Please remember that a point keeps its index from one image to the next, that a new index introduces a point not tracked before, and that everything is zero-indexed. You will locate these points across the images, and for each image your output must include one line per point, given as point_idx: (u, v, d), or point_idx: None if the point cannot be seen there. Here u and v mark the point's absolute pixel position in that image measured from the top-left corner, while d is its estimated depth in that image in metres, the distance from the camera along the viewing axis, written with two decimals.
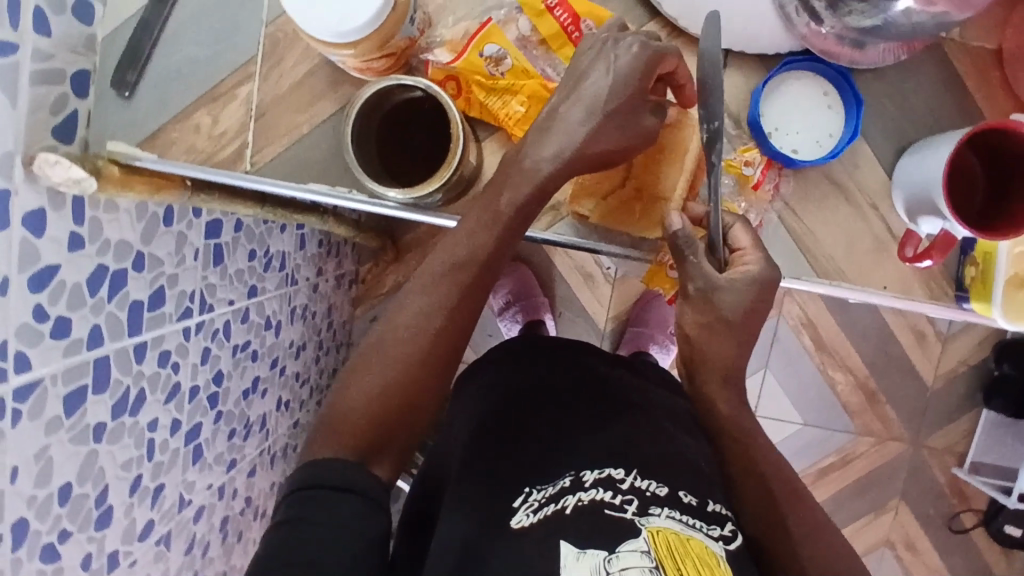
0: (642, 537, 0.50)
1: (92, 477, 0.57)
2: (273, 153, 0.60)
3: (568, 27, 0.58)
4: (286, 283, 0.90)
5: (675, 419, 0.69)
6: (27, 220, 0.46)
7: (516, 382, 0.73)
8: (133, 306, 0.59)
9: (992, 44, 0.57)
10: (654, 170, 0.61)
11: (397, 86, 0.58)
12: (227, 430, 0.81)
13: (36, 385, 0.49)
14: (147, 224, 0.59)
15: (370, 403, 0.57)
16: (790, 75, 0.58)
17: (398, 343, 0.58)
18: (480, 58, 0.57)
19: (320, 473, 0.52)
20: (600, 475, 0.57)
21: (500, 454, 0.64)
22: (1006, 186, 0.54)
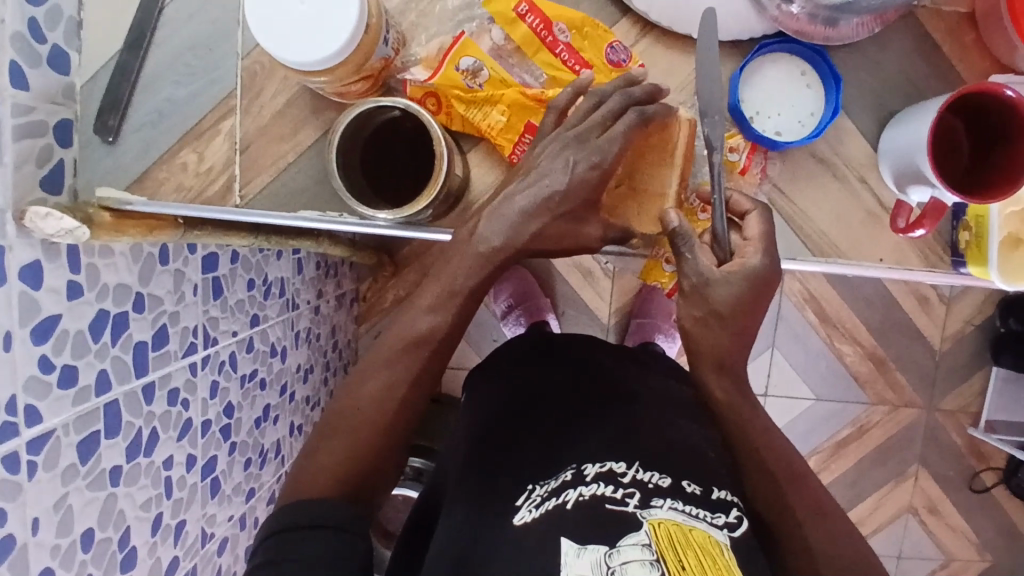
0: (643, 529, 0.50)
1: (112, 520, 0.58)
2: (262, 184, 0.61)
3: (540, 32, 0.58)
4: (287, 309, 0.91)
5: (679, 409, 0.69)
6: (25, 274, 0.46)
7: (523, 387, 0.74)
8: (137, 347, 0.59)
9: (964, 8, 0.57)
10: (643, 168, 0.58)
11: (377, 107, 0.58)
12: (242, 460, 0.81)
13: (49, 436, 0.50)
14: (144, 265, 0.59)
15: (362, 427, 0.58)
16: (767, 58, 0.58)
17: (383, 374, 0.59)
18: (457, 71, 0.57)
19: (293, 517, 0.53)
20: (601, 468, 0.58)
21: (505, 457, 0.65)
22: (992, 147, 0.54)
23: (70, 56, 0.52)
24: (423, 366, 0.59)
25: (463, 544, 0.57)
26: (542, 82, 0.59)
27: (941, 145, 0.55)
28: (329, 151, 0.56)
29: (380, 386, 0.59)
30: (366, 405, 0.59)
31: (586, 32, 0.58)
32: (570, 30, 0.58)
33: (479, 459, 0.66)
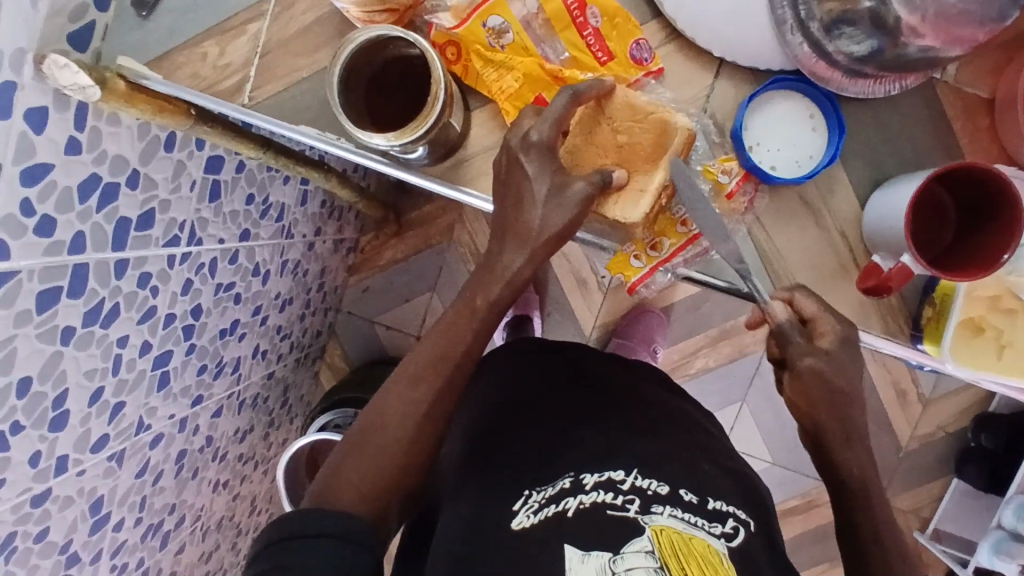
0: (647, 536, 0.52)
1: (53, 377, 0.60)
2: (272, 91, 0.61)
3: (573, 11, 0.58)
4: (280, 235, 0.92)
5: (675, 422, 0.71)
6: (30, 116, 0.48)
7: (521, 392, 0.75)
8: (120, 222, 0.61)
9: (986, 92, 0.58)
10: (636, 164, 0.58)
11: (392, 39, 0.56)
12: (197, 364, 0.83)
13: (13, 276, 0.51)
14: (147, 145, 0.61)
15: (406, 421, 0.58)
16: (777, 94, 0.59)
17: (409, 384, 0.58)
18: (482, 28, 0.58)
19: (304, 520, 0.50)
20: (600, 477, 0.59)
21: (503, 459, 0.67)
22: (982, 216, 0.52)
23: None
24: (454, 365, 0.59)
25: (464, 534, 0.59)
26: (561, 60, 0.59)
27: (919, 210, 0.54)
28: (332, 67, 0.54)
29: (408, 394, 0.58)
30: (386, 416, 0.58)
31: (617, 22, 0.58)
32: (601, 15, 0.58)
33: (478, 456, 0.68)
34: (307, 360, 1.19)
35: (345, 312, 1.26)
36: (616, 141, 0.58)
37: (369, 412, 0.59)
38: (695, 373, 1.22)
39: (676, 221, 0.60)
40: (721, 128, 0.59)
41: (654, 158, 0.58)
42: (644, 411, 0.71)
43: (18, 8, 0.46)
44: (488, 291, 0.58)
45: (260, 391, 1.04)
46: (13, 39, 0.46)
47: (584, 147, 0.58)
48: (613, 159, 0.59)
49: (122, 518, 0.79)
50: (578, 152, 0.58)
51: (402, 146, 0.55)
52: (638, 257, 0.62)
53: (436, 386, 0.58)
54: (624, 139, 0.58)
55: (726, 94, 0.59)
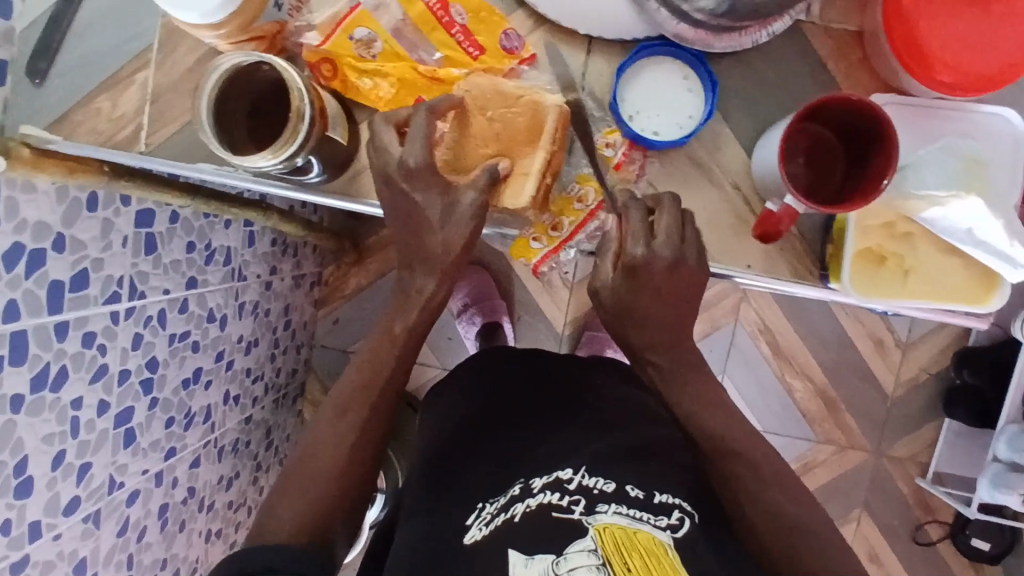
0: (590, 536, 0.50)
1: (10, 445, 0.60)
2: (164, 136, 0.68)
3: (437, 12, 0.61)
4: (232, 279, 0.93)
5: (630, 419, 0.70)
6: None
7: (479, 405, 0.75)
8: (52, 285, 0.62)
9: (853, 28, 0.65)
10: (518, 149, 0.61)
11: (258, 65, 0.58)
12: (164, 417, 0.83)
13: None
14: (69, 208, 0.62)
15: (343, 450, 0.60)
16: (652, 60, 0.63)
17: (338, 415, 0.62)
18: (350, 40, 0.61)
19: (243, 555, 0.51)
20: (549, 479, 0.59)
21: (458, 476, 0.66)
22: (860, 137, 0.55)
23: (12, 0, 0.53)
24: (379, 392, 0.64)
25: (415, 557, 0.57)
26: (435, 60, 0.63)
27: (807, 156, 0.57)
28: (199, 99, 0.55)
29: (339, 424, 0.61)
30: (319, 449, 0.60)
31: (482, 16, 0.62)
32: (466, 13, 0.62)
33: (433, 479, 0.67)
34: (286, 401, 1.20)
35: (319, 348, 1.27)
36: (493, 131, 0.61)
37: (303, 449, 0.60)
38: None
39: (572, 199, 0.66)
40: (601, 102, 0.64)
41: (533, 140, 0.61)
42: (600, 413, 0.71)
43: None
44: (404, 319, 0.66)
45: (240, 436, 1.04)
46: None
47: (464, 142, 0.61)
48: (495, 148, 0.61)
49: None
50: (459, 155, 0.61)
51: (283, 163, 0.57)
52: (539, 238, 0.69)
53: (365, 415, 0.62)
54: (498, 124, 0.61)
55: (601, 70, 0.64)
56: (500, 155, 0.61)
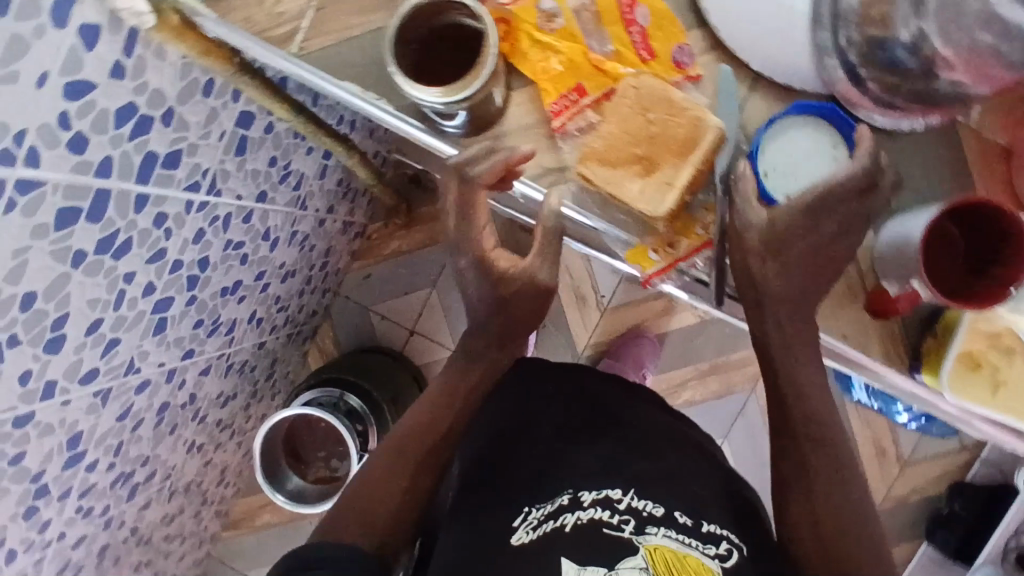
0: (641, 554, 0.53)
1: (57, 298, 0.60)
2: (319, 45, 0.62)
3: (623, 7, 0.60)
4: (294, 205, 0.93)
5: (683, 444, 0.69)
6: (83, 31, 0.50)
7: (513, 397, 0.73)
8: (147, 156, 0.61)
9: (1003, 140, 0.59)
10: (668, 160, 0.59)
11: (450, 5, 0.58)
12: (195, 317, 0.83)
13: (39, 186, 0.52)
14: (186, 86, 0.62)
15: (403, 470, 0.66)
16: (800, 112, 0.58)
17: (403, 440, 0.68)
18: (535, 9, 0.60)
19: (301, 555, 0.56)
20: (598, 495, 0.59)
21: (499, 472, 0.65)
22: (999, 238, 0.56)
23: None
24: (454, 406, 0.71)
25: (464, 554, 0.58)
26: (605, 52, 0.61)
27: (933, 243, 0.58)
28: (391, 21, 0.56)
29: (403, 449, 0.67)
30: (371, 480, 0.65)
31: (663, 24, 0.60)
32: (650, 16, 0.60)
33: (473, 475, 0.66)
34: (297, 338, 1.19)
35: (343, 297, 1.26)
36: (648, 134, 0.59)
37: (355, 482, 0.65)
38: (681, 404, 1.22)
39: (695, 224, 0.62)
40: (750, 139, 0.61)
41: (685, 156, 0.58)
42: (648, 431, 0.70)
43: None
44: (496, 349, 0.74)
45: (249, 359, 1.03)
46: None
47: (616, 135, 0.60)
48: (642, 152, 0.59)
49: (96, 459, 0.79)
50: (597, 154, 0.60)
51: (445, 106, 0.57)
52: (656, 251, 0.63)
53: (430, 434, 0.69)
54: (656, 129, 0.59)
55: (758, 109, 0.60)
56: (645, 158, 0.60)
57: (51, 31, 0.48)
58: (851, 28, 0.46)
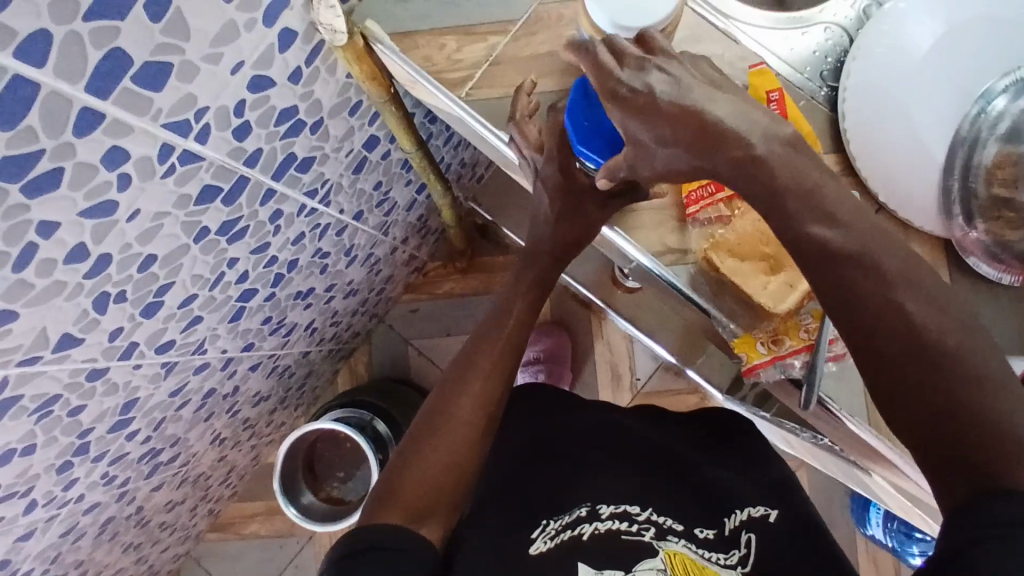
0: (660, 557, 0.54)
1: (170, 266, 0.62)
2: (485, 95, 0.58)
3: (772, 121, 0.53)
4: (379, 230, 0.97)
5: (721, 464, 0.69)
6: (283, 34, 0.54)
7: (532, 417, 0.72)
8: (289, 155, 0.65)
9: None
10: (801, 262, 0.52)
11: None
12: (265, 314, 0.85)
13: (198, 161, 0.55)
14: (339, 103, 0.66)
15: (456, 427, 0.57)
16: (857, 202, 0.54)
17: (452, 395, 0.59)
18: None
19: (361, 538, 0.48)
20: (616, 509, 0.60)
21: (525, 485, 0.64)
22: None
23: None
24: (510, 347, 0.62)
25: (492, 547, 0.55)
26: None
27: None
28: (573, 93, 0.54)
29: (451, 403, 0.58)
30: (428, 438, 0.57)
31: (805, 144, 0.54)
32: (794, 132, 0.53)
33: (505, 482, 0.64)
34: (336, 354, 1.20)
35: (385, 324, 1.28)
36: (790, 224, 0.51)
37: (408, 444, 0.57)
38: None
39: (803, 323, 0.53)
40: None
41: None
42: (684, 454, 0.69)
43: None
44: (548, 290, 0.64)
45: (292, 365, 1.05)
46: None
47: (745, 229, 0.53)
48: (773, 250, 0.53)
49: (138, 429, 0.79)
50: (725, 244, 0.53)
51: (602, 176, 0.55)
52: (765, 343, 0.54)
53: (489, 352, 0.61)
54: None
55: None
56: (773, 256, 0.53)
57: (260, 27, 0.51)
58: (980, 184, 0.51)
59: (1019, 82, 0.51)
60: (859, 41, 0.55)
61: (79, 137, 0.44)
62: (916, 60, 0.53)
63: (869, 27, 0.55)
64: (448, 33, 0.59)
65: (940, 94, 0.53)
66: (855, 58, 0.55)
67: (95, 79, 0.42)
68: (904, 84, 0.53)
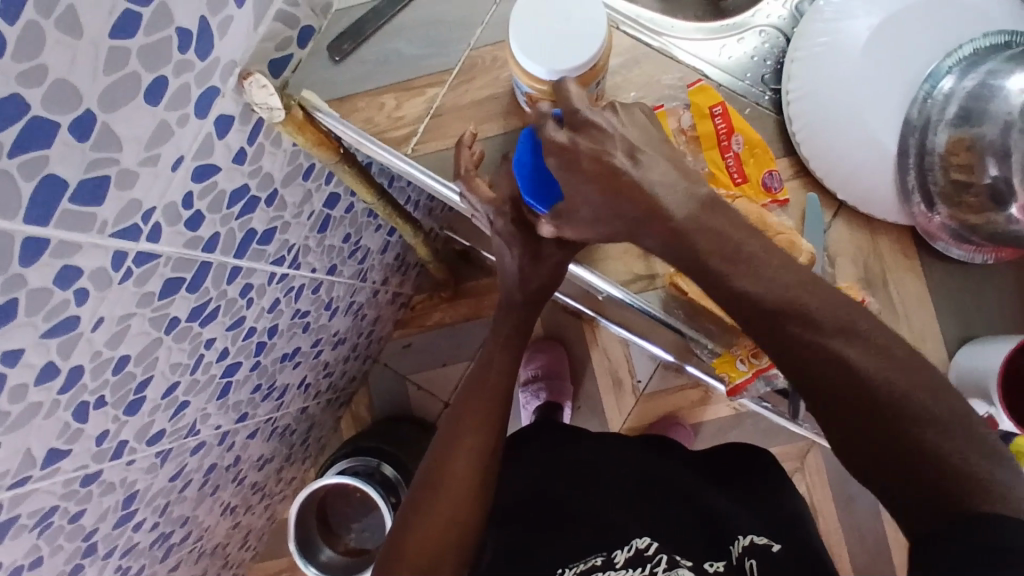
0: None
1: (145, 362, 0.62)
2: (434, 149, 0.58)
3: (720, 135, 0.53)
4: (357, 278, 0.97)
5: (729, 494, 0.68)
6: (219, 121, 0.53)
7: (524, 462, 0.71)
8: (248, 232, 0.65)
9: None
10: None
11: None
12: (254, 382, 0.84)
13: (154, 258, 0.55)
14: (291, 171, 0.66)
15: (450, 492, 0.56)
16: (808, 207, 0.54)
17: (446, 455, 0.58)
18: None
19: None
20: (630, 552, 0.60)
21: (539, 540, 0.64)
22: None
23: None
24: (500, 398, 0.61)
25: None
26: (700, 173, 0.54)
27: None
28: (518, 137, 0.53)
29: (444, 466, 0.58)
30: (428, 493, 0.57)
31: (756, 152, 0.53)
32: (745, 144, 0.53)
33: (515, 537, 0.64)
34: (334, 403, 1.19)
35: (380, 364, 1.28)
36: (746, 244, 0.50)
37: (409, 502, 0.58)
38: None
39: None
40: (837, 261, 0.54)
41: None
42: (689, 485, 0.68)
43: (242, 26, 0.50)
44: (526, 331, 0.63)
45: (292, 423, 1.04)
46: (230, 54, 0.51)
47: None
48: None
49: (143, 518, 0.78)
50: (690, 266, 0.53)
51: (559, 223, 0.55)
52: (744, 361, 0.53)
53: (478, 406, 0.60)
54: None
55: (841, 234, 0.54)
56: None
57: (193, 120, 0.51)
58: (938, 170, 0.50)
59: (962, 61, 0.51)
60: (797, 44, 0.55)
61: (27, 267, 0.44)
62: (858, 54, 0.53)
63: (806, 27, 0.55)
64: (386, 92, 0.59)
65: (886, 85, 0.52)
66: (794, 60, 0.55)
67: (32, 208, 0.42)
68: (848, 79, 0.53)
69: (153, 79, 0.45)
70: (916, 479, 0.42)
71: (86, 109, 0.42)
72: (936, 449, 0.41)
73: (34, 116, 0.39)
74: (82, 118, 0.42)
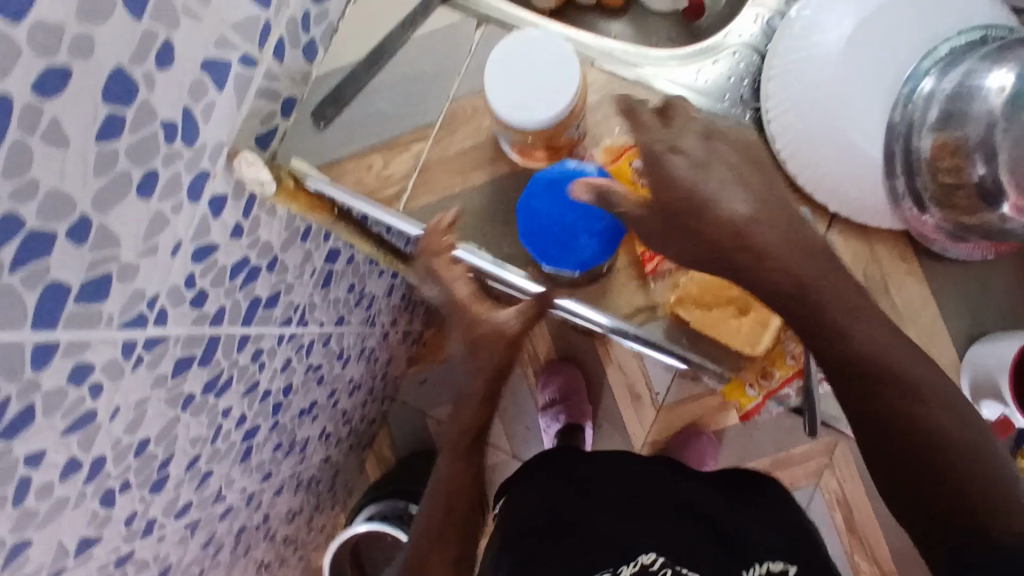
0: None
1: (165, 440, 0.63)
2: (425, 202, 0.58)
3: None
4: (366, 324, 0.97)
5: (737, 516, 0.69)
6: (213, 202, 0.54)
7: (533, 486, 0.72)
8: (253, 300, 0.66)
9: None
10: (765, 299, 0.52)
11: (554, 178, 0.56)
12: (275, 441, 0.85)
13: (162, 341, 0.56)
14: (289, 235, 0.67)
15: None
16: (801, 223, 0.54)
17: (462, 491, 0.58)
18: (628, 167, 0.54)
19: None
20: None
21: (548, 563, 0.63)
22: None
23: (318, 48, 0.59)
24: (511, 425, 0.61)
25: None
26: None
27: None
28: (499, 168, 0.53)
29: None
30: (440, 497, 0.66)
31: None
32: None
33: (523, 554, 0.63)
34: (357, 447, 1.20)
35: (398, 403, 1.29)
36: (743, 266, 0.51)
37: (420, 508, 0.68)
38: None
39: (785, 353, 0.54)
40: None
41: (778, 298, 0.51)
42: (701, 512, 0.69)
43: (225, 109, 0.51)
44: None
45: (317, 473, 1.05)
46: (216, 136, 0.52)
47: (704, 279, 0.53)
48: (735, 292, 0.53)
49: None
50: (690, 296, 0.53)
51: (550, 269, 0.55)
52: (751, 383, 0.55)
53: None
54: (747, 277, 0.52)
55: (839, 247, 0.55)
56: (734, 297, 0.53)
57: (187, 205, 0.52)
58: (926, 173, 0.50)
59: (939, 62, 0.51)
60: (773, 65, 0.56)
61: (40, 371, 0.44)
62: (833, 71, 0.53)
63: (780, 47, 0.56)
64: (372, 152, 0.59)
65: (868, 95, 0.52)
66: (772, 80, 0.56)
67: (39, 315, 0.43)
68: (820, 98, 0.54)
69: (143, 174, 0.46)
70: (930, 453, 0.49)
71: (82, 214, 0.43)
72: (940, 441, 0.49)
73: (33, 230, 0.39)
74: (78, 223, 0.42)
